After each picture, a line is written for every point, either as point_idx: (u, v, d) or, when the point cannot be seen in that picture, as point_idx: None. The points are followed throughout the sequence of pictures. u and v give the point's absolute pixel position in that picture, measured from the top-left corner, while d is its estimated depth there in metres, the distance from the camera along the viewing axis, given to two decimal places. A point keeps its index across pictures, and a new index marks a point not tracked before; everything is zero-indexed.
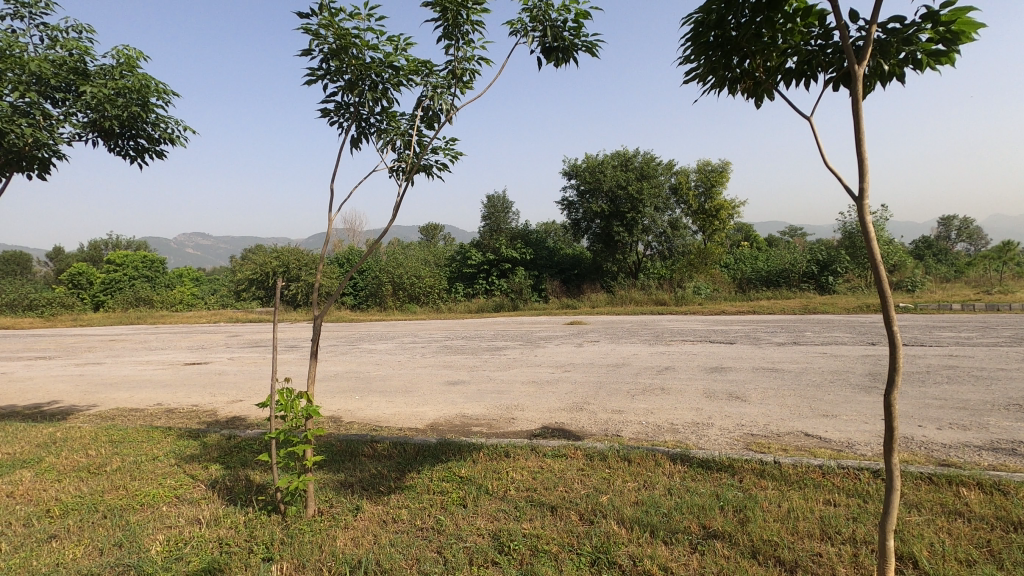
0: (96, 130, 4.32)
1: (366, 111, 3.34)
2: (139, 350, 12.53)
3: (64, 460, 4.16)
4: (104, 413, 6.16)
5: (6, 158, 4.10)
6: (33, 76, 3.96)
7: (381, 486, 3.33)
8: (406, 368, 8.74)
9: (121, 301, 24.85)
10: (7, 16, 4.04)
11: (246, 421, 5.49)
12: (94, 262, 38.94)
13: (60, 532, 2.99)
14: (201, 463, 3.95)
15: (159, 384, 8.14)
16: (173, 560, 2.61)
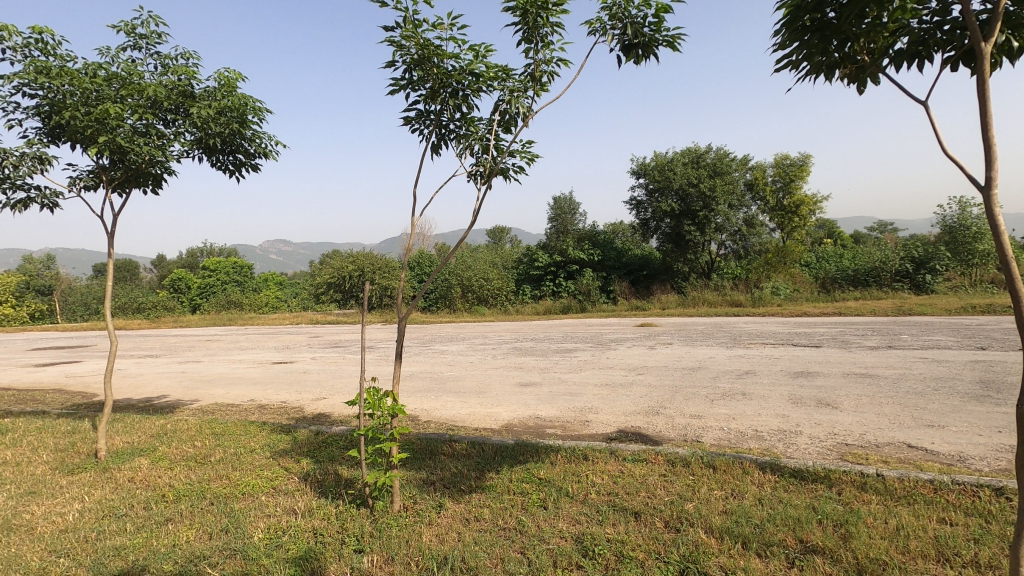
0: (201, 147, 4.69)
1: (446, 117, 3.42)
2: (232, 349, 13.52)
3: (174, 450, 4.54)
4: (206, 407, 6.69)
5: (126, 175, 4.53)
6: (149, 101, 4.35)
7: (462, 485, 3.40)
8: (478, 368, 8.87)
9: (216, 304, 26.91)
10: (128, 48, 4.47)
11: (331, 418, 5.78)
12: (191, 268, 42.36)
13: (174, 516, 3.27)
14: (294, 456, 4.19)
15: (251, 382, 8.71)
16: (274, 546, 2.77)
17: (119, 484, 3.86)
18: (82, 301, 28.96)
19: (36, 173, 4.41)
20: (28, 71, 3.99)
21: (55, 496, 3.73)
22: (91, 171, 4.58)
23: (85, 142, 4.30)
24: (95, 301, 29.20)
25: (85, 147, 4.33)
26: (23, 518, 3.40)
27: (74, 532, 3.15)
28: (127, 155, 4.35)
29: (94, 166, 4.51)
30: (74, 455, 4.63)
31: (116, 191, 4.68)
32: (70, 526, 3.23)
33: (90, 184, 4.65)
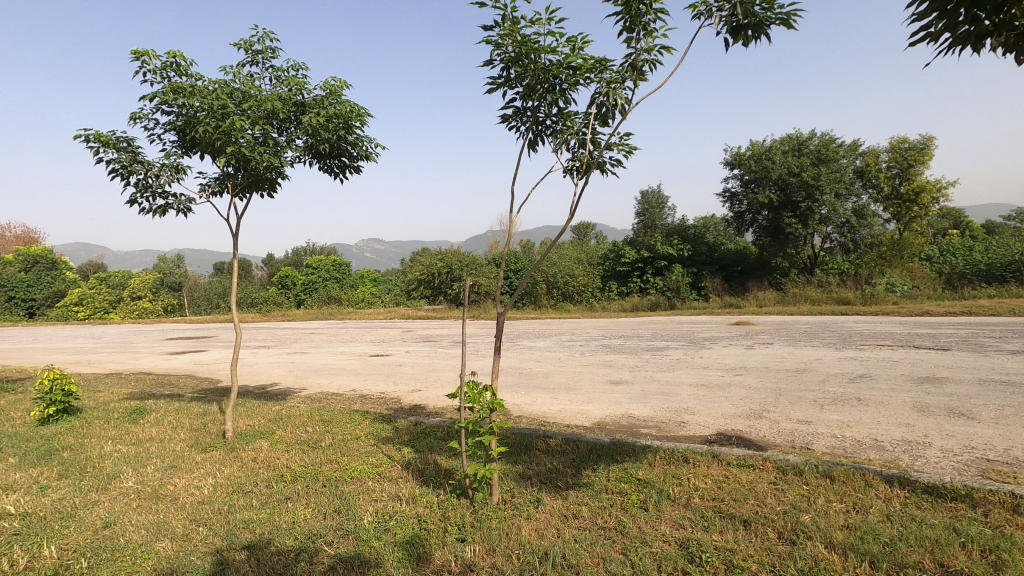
0: (311, 153, 5.02)
1: (543, 113, 3.42)
2: (334, 342, 14.44)
3: (289, 434, 4.92)
4: (313, 395, 7.19)
5: (248, 180, 4.94)
6: (267, 111, 4.72)
7: (559, 481, 3.39)
8: (566, 365, 8.84)
9: (318, 300, 28.87)
10: (247, 63, 4.87)
11: (427, 409, 6.00)
12: (296, 265, 45.74)
13: (293, 495, 3.53)
14: (396, 445, 4.39)
15: (351, 373, 9.24)
16: (382, 530, 2.92)
17: (244, 463, 4.24)
18: (206, 296, 32.21)
19: (173, 182, 4.93)
20: (166, 91, 4.46)
21: (194, 470, 4.18)
22: (218, 178, 5.04)
23: (213, 153, 4.75)
24: (217, 297, 32.37)
25: (213, 156, 4.77)
26: (169, 488, 3.83)
27: (209, 504, 3.50)
28: (248, 163, 4.74)
29: (220, 174, 4.97)
30: (205, 435, 5.15)
31: (239, 196, 5.12)
32: (206, 499, 3.59)
33: (217, 190, 5.12)
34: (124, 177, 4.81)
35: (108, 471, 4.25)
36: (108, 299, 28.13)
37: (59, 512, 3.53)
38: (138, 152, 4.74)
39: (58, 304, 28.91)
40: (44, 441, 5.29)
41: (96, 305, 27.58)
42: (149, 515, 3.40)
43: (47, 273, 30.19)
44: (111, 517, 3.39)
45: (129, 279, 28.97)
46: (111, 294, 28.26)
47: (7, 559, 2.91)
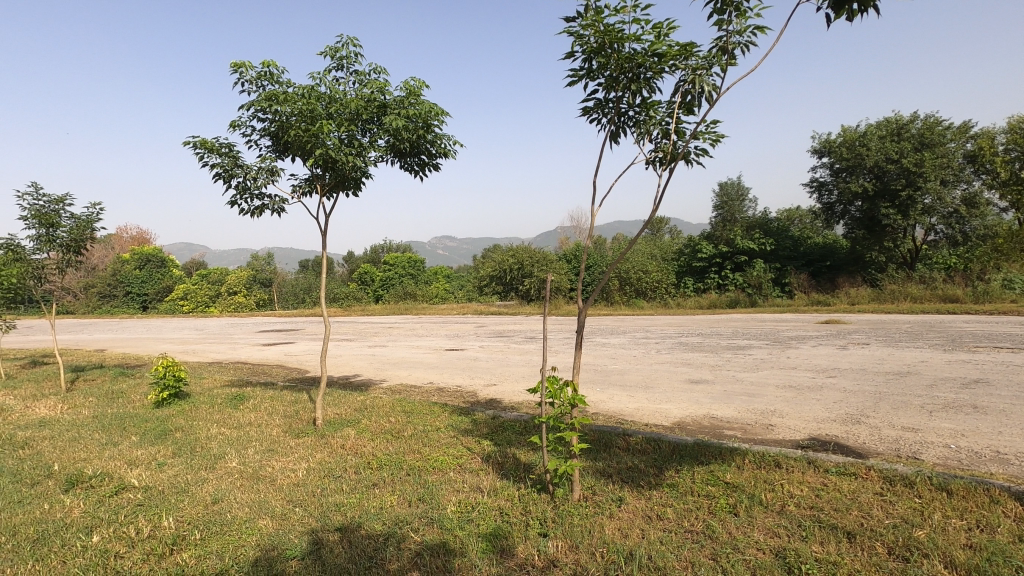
0: (393, 152, 5.19)
1: (625, 104, 3.33)
2: (410, 336, 14.91)
3: (374, 423, 5.13)
4: (393, 387, 7.46)
5: (335, 180, 5.19)
6: (351, 113, 4.92)
7: (641, 481, 3.31)
8: (642, 363, 8.64)
9: (395, 295, 29.93)
10: (332, 69, 5.10)
11: (503, 403, 6.06)
12: (374, 262, 47.72)
13: (379, 482, 3.67)
14: (475, 438, 4.46)
15: (428, 366, 9.50)
16: (465, 521, 2.97)
17: (333, 450, 4.46)
18: (293, 291, 34.28)
19: (268, 184, 5.25)
20: (261, 99, 4.75)
21: (289, 454, 4.45)
22: (308, 179, 5.32)
23: (304, 155, 5.02)
24: (303, 292, 34.40)
25: (303, 159, 5.04)
26: (268, 470, 4.10)
27: (304, 486, 3.72)
28: (335, 164, 4.97)
29: (310, 175, 5.24)
30: (298, 421, 5.47)
31: (327, 195, 5.37)
32: (301, 481, 3.81)
33: (307, 190, 5.41)
34: (226, 180, 5.18)
35: (215, 452, 4.62)
36: (208, 294, 30.64)
37: (174, 487, 3.87)
38: (237, 157, 5.08)
39: (167, 298, 31.83)
40: (160, 422, 5.82)
41: (198, 300, 30.37)
42: (251, 494, 3.65)
43: (158, 270, 33.30)
44: (219, 494, 3.68)
45: (226, 275, 31.34)
46: (211, 289, 30.73)
47: (134, 527, 3.23)
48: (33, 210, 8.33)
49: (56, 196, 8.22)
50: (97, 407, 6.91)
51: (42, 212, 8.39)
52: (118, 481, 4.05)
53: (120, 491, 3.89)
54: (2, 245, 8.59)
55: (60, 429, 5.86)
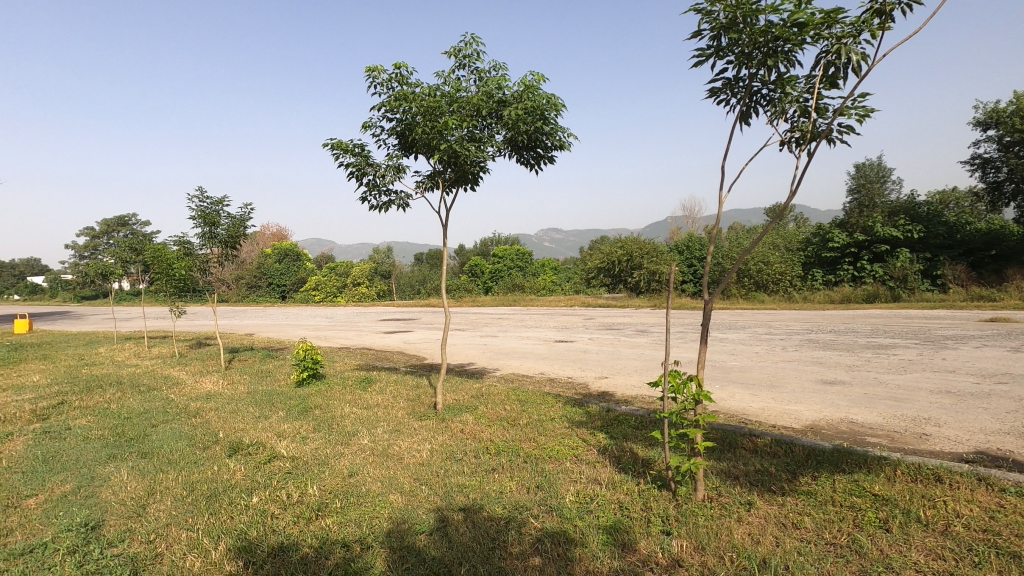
0: (511, 145, 5.28)
1: (759, 82, 3.11)
2: (520, 327, 15.16)
3: (490, 411, 5.28)
4: (506, 376, 7.65)
5: (455, 175, 5.38)
6: (472, 109, 5.07)
7: (772, 485, 3.11)
8: (765, 360, 8.08)
9: (504, 287, 30.63)
10: (455, 68, 5.29)
11: (616, 396, 5.97)
12: (484, 254, 49.23)
13: (498, 467, 3.78)
14: (590, 429, 4.44)
15: (538, 357, 9.60)
16: (584, 512, 2.97)
17: (453, 434, 4.67)
18: (410, 283, 36.24)
19: (395, 180, 5.57)
20: (391, 100, 5.05)
21: (413, 435, 4.73)
22: (431, 175, 5.57)
23: (428, 151, 5.27)
24: (418, 283, 36.21)
25: (428, 155, 5.30)
26: (395, 449, 4.39)
27: (428, 466, 3.93)
28: (456, 159, 5.16)
29: (433, 171, 5.49)
30: (420, 405, 5.80)
31: (447, 190, 5.59)
32: (426, 461, 4.04)
33: (429, 186, 5.67)
34: (358, 177, 5.58)
35: (348, 429, 5.03)
36: (336, 285, 33.38)
37: (316, 459, 4.28)
38: (369, 155, 5.45)
39: (301, 289, 35.12)
40: (301, 400, 6.46)
41: (327, 290, 33.27)
42: (382, 470, 3.94)
43: (294, 262, 36.84)
44: (354, 468, 4.00)
45: (351, 268, 33.90)
46: (338, 280, 33.45)
47: (286, 492, 3.62)
48: (199, 211, 9.58)
49: (217, 198, 9.39)
50: (250, 384, 7.82)
51: (206, 212, 9.66)
52: (270, 451, 4.55)
53: (273, 459, 4.38)
54: (176, 242, 10.03)
55: (222, 402, 6.72)
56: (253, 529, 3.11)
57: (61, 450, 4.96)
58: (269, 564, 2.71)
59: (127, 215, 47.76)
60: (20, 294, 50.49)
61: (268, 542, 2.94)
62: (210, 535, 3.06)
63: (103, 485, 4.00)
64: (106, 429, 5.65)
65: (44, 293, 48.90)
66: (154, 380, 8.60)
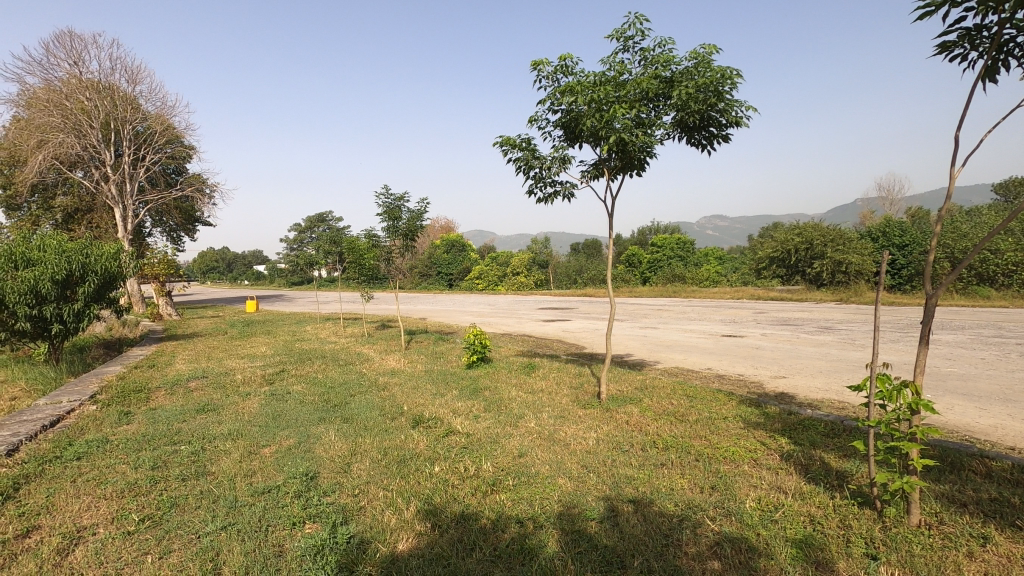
0: (680, 127, 5.04)
1: (1011, 28, 2.56)
2: (682, 319, 14.51)
3: (656, 404, 5.14)
4: (670, 369, 7.38)
5: (620, 162, 5.28)
6: (640, 92, 4.93)
7: (1016, 519, 2.56)
8: (994, 368, 6.70)
9: (662, 278, 29.54)
10: (619, 51, 5.18)
11: (798, 398, 5.43)
12: (641, 244, 48.01)
13: (667, 463, 3.66)
14: (769, 432, 4.09)
15: (704, 351, 9.10)
16: (768, 520, 2.75)
17: (619, 424, 4.63)
18: (566, 273, 36.67)
19: (561, 171, 5.65)
20: (557, 92, 5.11)
21: (578, 423, 4.79)
22: (596, 163, 5.55)
23: (594, 140, 5.25)
24: (575, 273, 36.60)
25: (594, 144, 5.29)
26: (561, 434, 4.49)
27: (595, 454, 3.95)
28: (624, 147, 5.05)
29: (598, 159, 5.46)
30: (583, 393, 5.87)
31: (613, 177, 5.52)
32: (593, 449, 4.07)
33: (594, 174, 5.66)
34: (525, 171, 5.77)
35: (516, 412, 5.27)
36: (497, 275, 35.11)
37: (488, 437, 4.56)
38: (535, 149, 5.59)
39: (466, 277, 37.66)
40: (472, 381, 6.92)
41: (489, 279, 35.15)
42: (549, 453, 4.05)
43: (460, 253, 39.58)
44: (523, 449, 4.18)
45: (512, 258, 35.35)
46: (499, 270, 35.11)
47: (464, 465, 3.92)
48: (385, 207, 10.80)
49: (399, 194, 10.47)
50: (426, 363, 8.60)
51: (391, 208, 10.83)
52: (447, 426, 4.95)
53: (450, 433, 4.75)
54: (366, 235, 11.39)
55: (405, 378, 7.50)
56: (437, 495, 3.42)
57: (285, 410, 5.95)
58: (452, 529, 2.95)
59: (325, 212, 55.31)
60: (250, 280, 61.48)
61: (450, 509, 3.20)
62: (402, 496, 3.43)
63: (317, 442, 4.71)
64: (316, 395, 6.64)
65: (266, 279, 58.90)
66: (349, 355, 9.87)
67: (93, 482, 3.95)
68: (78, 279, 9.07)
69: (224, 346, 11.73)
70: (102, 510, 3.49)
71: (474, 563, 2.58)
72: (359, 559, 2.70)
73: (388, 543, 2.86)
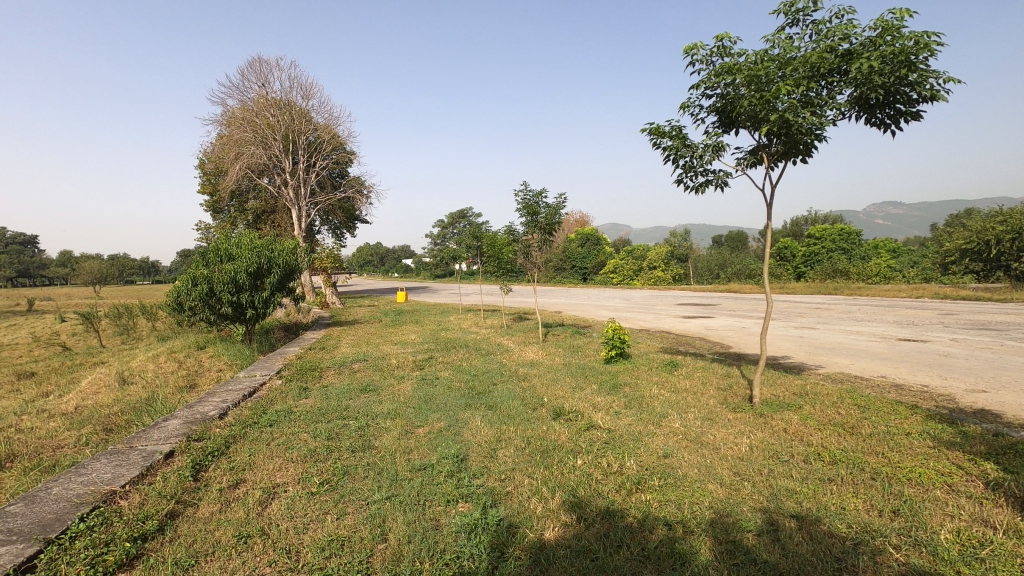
0: (859, 104, 4.48)
1: None
2: (846, 319, 12.95)
3: (820, 413, 4.65)
4: (833, 375, 6.64)
5: (782, 148, 4.85)
6: (811, 69, 4.48)
7: None
8: None
9: (821, 273, 26.66)
10: (786, 26, 4.75)
11: (1003, 417, 4.58)
12: (795, 236, 43.76)
13: (836, 479, 3.30)
14: (969, 455, 3.50)
15: (875, 356, 8.04)
16: (971, 557, 2.36)
17: (775, 432, 4.27)
18: (708, 267, 34.56)
19: (714, 159, 5.33)
20: (713, 75, 4.83)
21: (729, 427, 4.50)
22: (754, 150, 5.16)
23: (753, 124, 4.88)
24: (718, 267, 34.38)
25: (754, 128, 4.92)
26: (710, 437, 4.26)
27: (749, 462, 3.69)
28: (789, 130, 4.62)
29: (757, 145, 5.07)
30: (733, 395, 5.52)
31: (774, 164, 5.09)
32: (745, 456, 3.80)
33: (752, 162, 5.26)
34: (675, 161, 5.54)
35: (659, 410, 5.10)
36: (633, 269, 34.25)
37: (630, 434, 4.47)
38: (686, 137, 5.35)
39: (600, 271, 37.32)
40: (611, 376, 6.85)
41: (625, 273, 34.46)
42: (697, 456, 3.87)
43: (594, 247, 39.33)
44: (669, 450, 4.04)
45: (649, 251, 34.24)
46: (635, 263, 34.07)
47: (607, 460, 3.89)
48: (524, 203, 11.08)
49: (537, 190, 10.69)
50: (564, 356, 8.69)
51: (530, 204, 11.10)
52: (588, 420, 4.95)
53: (591, 428, 4.74)
54: (506, 230, 11.78)
55: (544, 370, 7.65)
56: (583, 488, 3.44)
57: (435, 394, 6.39)
58: (598, 524, 2.95)
59: (466, 209, 58.37)
60: (400, 273, 66.77)
61: (595, 503, 3.20)
62: (547, 486, 3.51)
63: (465, 426, 4.99)
64: (462, 382, 7.04)
65: (413, 272, 63.38)
66: (490, 346, 10.30)
67: (282, 446, 4.60)
68: (266, 271, 10.58)
69: (380, 333, 12.92)
70: (291, 471, 4.05)
71: (623, 561, 2.55)
72: (508, 542, 2.81)
73: (535, 530, 2.93)
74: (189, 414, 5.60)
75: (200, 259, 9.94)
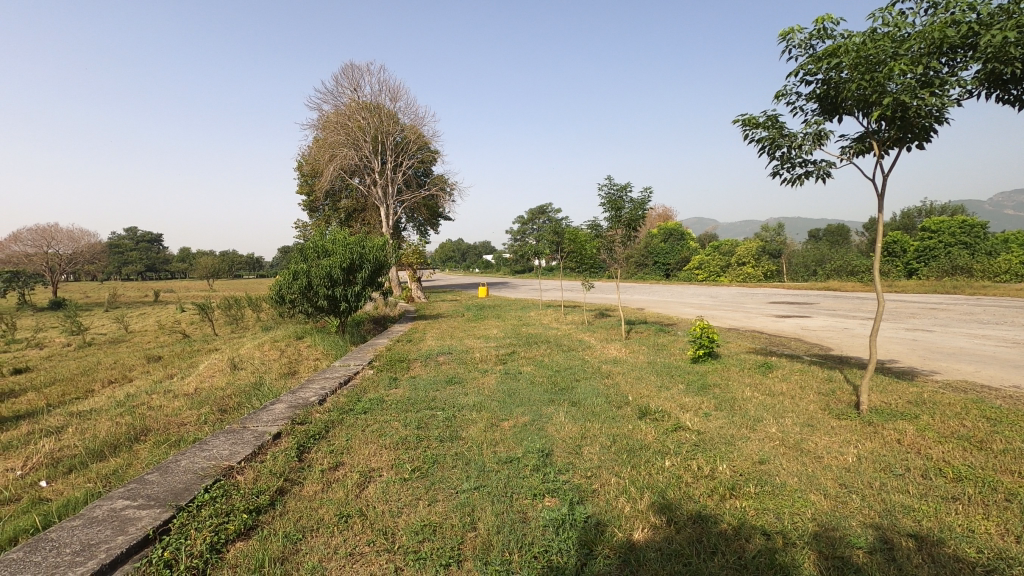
0: (989, 80, 4.01)
1: None
2: (968, 322, 11.65)
3: (940, 424, 4.22)
4: (954, 383, 6.00)
5: (896, 133, 4.44)
6: (929, 46, 4.06)
7: None
8: None
9: (937, 270, 24.12)
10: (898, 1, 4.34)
11: None
12: (907, 229, 39.84)
13: (963, 498, 2.99)
14: None
15: (1005, 363, 7.18)
16: None
17: (887, 443, 3.93)
18: (804, 263, 32.30)
19: (816, 149, 4.98)
20: (814, 59, 4.51)
21: (832, 435, 4.20)
22: (862, 137, 4.76)
23: (862, 109, 4.50)
24: (814, 263, 32.08)
25: (861, 113, 4.54)
26: (811, 445, 4.00)
27: (858, 474, 3.42)
28: (905, 114, 4.22)
29: (866, 131, 4.67)
30: (836, 401, 5.14)
31: (886, 151, 4.67)
32: (853, 467, 3.53)
33: (860, 149, 4.86)
34: (771, 152, 5.23)
35: (753, 414, 4.86)
36: (720, 265, 32.70)
37: (722, 437, 4.29)
38: (783, 126, 5.03)
39: (684, 267, 36.00)
40: (699, 376, 6.60)
41: (711, 269, 33.01)
42: (797, 464, 3.64)
43: (678, 242, 37.98)
44: (765, 456, 3.83)
45: (737, 247, 32.57)
46: (723, 259, 32.53)
47: (697, 463, 3.76)
48: (608, 198, 10.91)
49: (621, 184, 10.49)
50: (648, 354, 8.49)
51: (613, 199, 10.91)
52: (675, 420, 4.81)
53: (679, 428, 4.60)
54: (589, 226, 11.66)
55: (627, 368, 7.51)
56: (673, 491, 3.34)
57: (519, 389, 6.47)
58: (690, 528, 2.87)
59: (545, 204, 58.29)
60: (480, 268, 67.99)
61: (686, 507, 3.11)
62: (635, 486, 3.45)
63: (548, 421, 5.02)
64: (544, 377, 7.07)
65: (493, 268, 64.25)
66: (571, 342, 10.27)
67: (377, 433, 4.84)
68: (358, 267, 11.17)
69: (463, 327, 13.24)
70: (384, 456, 4.25)
71: (717, 568, 2.46)
72: (597, 540, 2.79)
73: (623, 529, 2.90)
74: (292, 399, 6.05)
75: (299, 255, 10.68)
